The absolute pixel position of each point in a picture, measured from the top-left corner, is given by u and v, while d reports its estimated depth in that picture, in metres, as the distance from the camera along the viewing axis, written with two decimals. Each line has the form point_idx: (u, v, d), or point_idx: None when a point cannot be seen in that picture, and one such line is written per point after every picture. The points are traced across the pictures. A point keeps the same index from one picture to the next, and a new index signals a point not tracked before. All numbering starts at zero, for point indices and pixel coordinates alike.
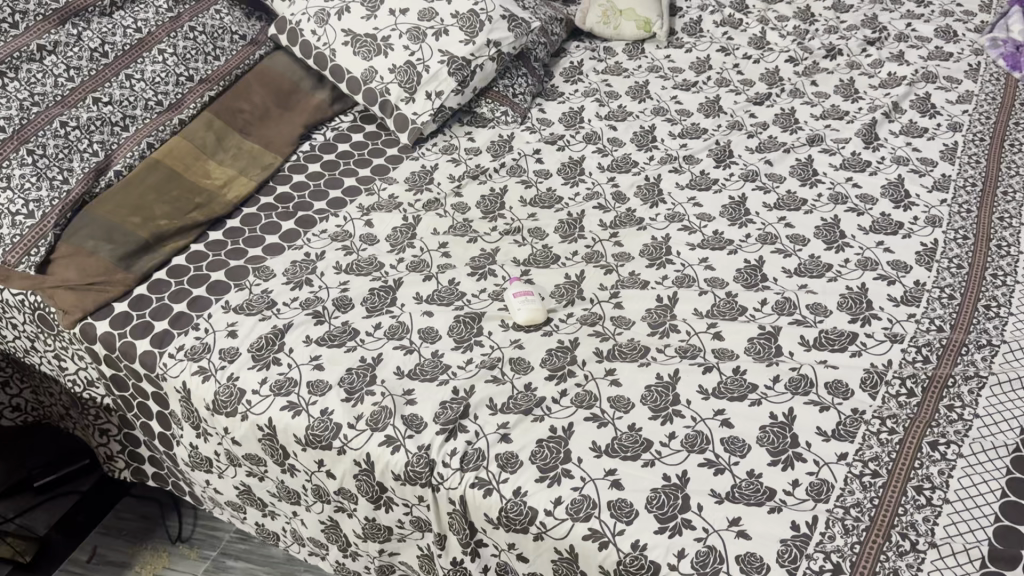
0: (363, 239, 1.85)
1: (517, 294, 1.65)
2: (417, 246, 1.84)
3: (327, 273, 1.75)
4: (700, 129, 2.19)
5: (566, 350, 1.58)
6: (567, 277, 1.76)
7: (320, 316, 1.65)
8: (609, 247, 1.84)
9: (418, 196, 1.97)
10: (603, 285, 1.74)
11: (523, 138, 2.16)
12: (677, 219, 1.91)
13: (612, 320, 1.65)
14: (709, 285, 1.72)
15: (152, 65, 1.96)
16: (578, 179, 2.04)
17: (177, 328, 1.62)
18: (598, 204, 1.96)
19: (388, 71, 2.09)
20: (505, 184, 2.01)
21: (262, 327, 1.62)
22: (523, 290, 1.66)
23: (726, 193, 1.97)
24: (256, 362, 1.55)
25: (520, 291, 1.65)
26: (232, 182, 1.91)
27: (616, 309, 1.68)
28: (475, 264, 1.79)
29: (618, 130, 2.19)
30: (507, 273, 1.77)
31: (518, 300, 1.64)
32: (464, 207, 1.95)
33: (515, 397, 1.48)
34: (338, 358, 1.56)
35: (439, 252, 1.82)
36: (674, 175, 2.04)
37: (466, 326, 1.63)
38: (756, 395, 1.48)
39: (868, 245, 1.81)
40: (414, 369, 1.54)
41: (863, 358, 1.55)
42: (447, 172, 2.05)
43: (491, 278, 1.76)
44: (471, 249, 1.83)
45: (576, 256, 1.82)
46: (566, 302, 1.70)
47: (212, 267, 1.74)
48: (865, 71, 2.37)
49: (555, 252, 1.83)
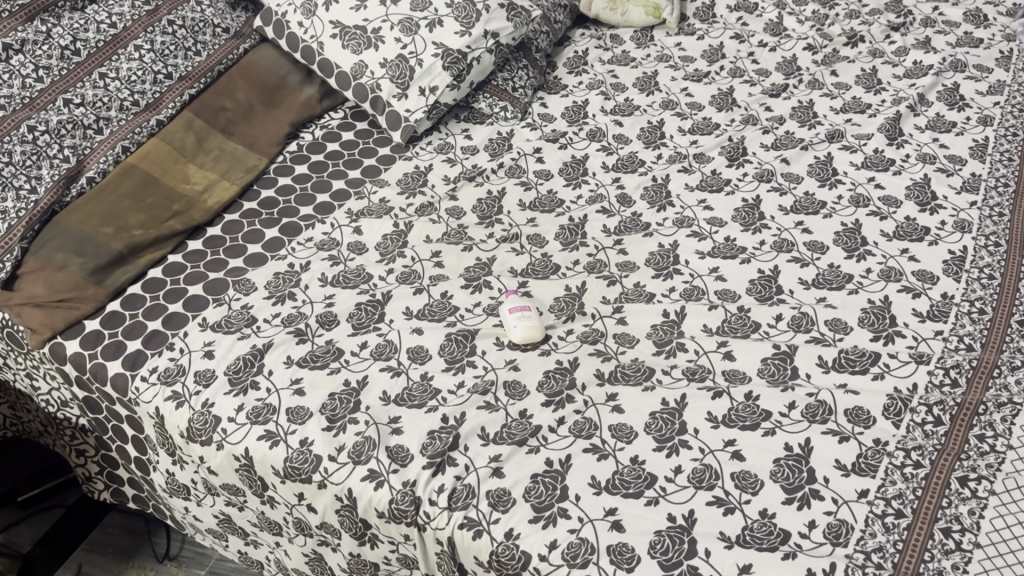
0: (351, 248, 1.74)
1: (513, 309, 1.55)
2: (409, 256, 1.73)
3: (311, 286, 1.65)
4: (711, 125, 2.06)
5: (565, 372, 1.47)
6: (567, 289, 1.65)
7: (303, 334, 1.54)
8: (613, 255, 1.73)
9: (411, 200, 1.86)
10: (606, 298, 1.62)
11: (523, 136, 2.04)
12: (686, 224, 1.79)
13: (614, 337, 1.54)
14: (720, 298, 1.61)
15: (128, 62, 1.85)
16: (581, 180, 1.92)
17: (150, 349, 1.52)
18: (602, 208, 1.84)
19: (379, 65, 1.97)
20: (503, 187, 1.90)
21: (240, 347, 1.52)
22: (521, 306, 1.56)
23: (739, 195, 1.85)
24: (233, 386, 1.46)
25: (518, 306, 1.55)
26: (213, 186, 1.81)
27: (619, 325, 1.57)
28: (470, 275, 1.68)
29: (624, 126, 2.07)
30: (504, 285, 1.66)
31: (513, 316, 1.54)
32: (459, 212, 1.83)
33: (509, 425, 1.38)
34: (321, 381, 1.46)
35: (431, 262, 1.71)
36: (683, 175, 1.91)
37: (458, 345, 1.53)
38: (770, 424, 1.37)
39: (891, 253, 1.68)
40: (401, 394, 1.44)
41: (886, 381, 1.44)
42: (441, 173, 1.93)
43: (486, 291, 1.65)
44: (466, 259, 1.72)
45: (578, 265, 1.71)
46: (566, 318, 1.59)
47: (190, 280, 1.64)
48: (889, 60, 2.23)
49: (555, 262, 1.72)
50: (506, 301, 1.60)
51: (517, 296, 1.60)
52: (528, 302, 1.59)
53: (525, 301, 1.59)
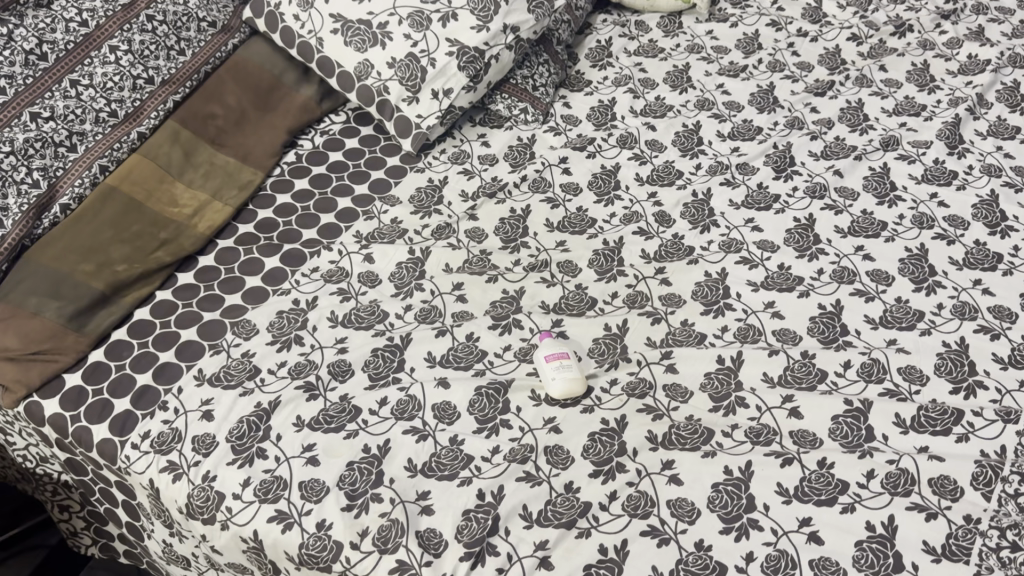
0: (363, 279, 1.56)
1: (551, 357, 1.38)
2: (428, 289, 1.54)
3: (320, 327, 1.46)
4: (752, 129, 1.88)
5: (613, 434, 1.31)
6: (607, 329, 1.48)
7: (313, 388, 1.36)
8: (655, 286, 1.55)
9: (426, 221, 1.67)
10: (651, 340, 1.46)
11: (547, 143, 1.85)
12: (734, 248, 1.62)
13: (664, 389, 1.38)
14: (779, 340, 1.44)
15: (103, 66, 1.63)
16: (613, 195, 1.73)
17: (140, 409, 1.34)
18: (640, 228, 1.66)
19: (386, 65, 1.76)
20: (528, 204, 1.71)
21: (243, 406, 1.34)
22: (559, 353, 1.39)
23: (790, 214, 1.68)
24: (237, 455, 1.28)
25: (556, 354, 1.38)
26: (204, 209, 1.61)
27: (668, 374, 1.40)
28: (497, 312, 1.50)
29: (657, 131, 1.88)
30: (536, 324, 1.48)
31: (552, 365, 1.37)
32: (481, 235, 1.65)
33: (554, 502, 1.22)
34: (337, 447, 1.29)
35: (453, 296, 1.53)
36: (726, 189, 1.74)
37: (489, 400, 1.35)
38: (848, 498, 1.22)
39: (962, 284, 1.53)
40: (429, 463, 1.27)
41: (972, 444, 1.28)
42: (458, 188, 1.74)
43: (517, 332, 1.47)
44: (492, 291, 1.54)
45: (618, 299, 1.53)
46: (609, 365, 1.42)
47: (182, 323, 1.46)
48: (941, 52, 2.04)
49: (591, 295, 1.54)
50: (541, 346, 1.43)
51: (553, 342, 1.43)
52: (566, 349, 1.42)
53: (563, 347, 1.42)
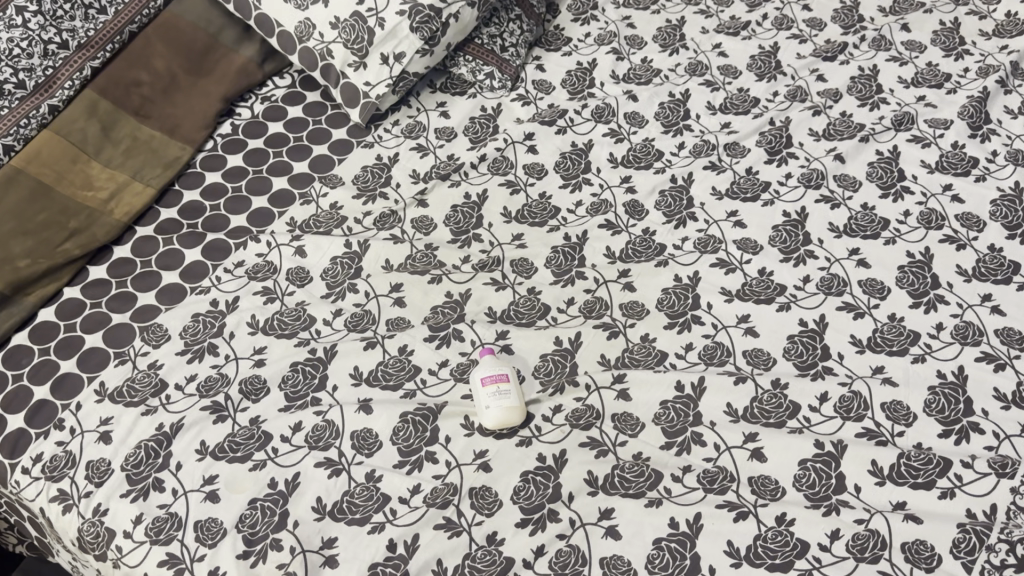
0: (292, 277, 1.40)
1: (489, 380, 1.23)
2: (362, 290, 1.38)
3: (238, 334, 1.33)
4: (748, 101, 1.66)
5: (548, 474, 1.17)
6: (557, 344, 1.32)
7: (222, 410, 1.24)
8: (617, 292, 1.38)
9: (369, 207, 1.50)
10: (606, 358, 1.30)
11: (513, 114, 1.65)
12: (711, 247, 1.43)
13: (613, 420, 1.22)
14: (749, 364, 1.27)
15: (9, 30, 1.46)
16: (582, 179, 1.55)
17: (33, 428, 1.22)
18: (607, 221, 1.48)
19: (329, 25, 1.57)
20: (485, 188, 1.53)
21: (143, 428, 1.22)
22: (500, 375, 1.24)
23: (779, 207, 1.48)
24: (132, 486, 1.17)
25: (496, 377, 1.23)
26: (121, 191, 1.46)
27: (619, 402, 1.24)
28: (436, 321, 1.35)
29: (640, 101, 1.66)
30: (478, 336, 1.32)
31: (489, 390, 1.22)
32: (428, 225, 1.48)
33: (473, 557, 1.09)
34: (240, 482, 1.17)
35: (390, 299, 1.37)
36: (710, 174, 1.54)
37: (415, 429, 1.21)
38: (806, 563, 1.07)
39: (968, 300, 1.34)
40: (340, 504, 1.14)
41: (956, 502, 1.12)
42: (409, 167, 1.57)
43: (456, 345, 1.32)
44: (433, 295, 1.38)
45: (574, 306, 1.37)
46: (554, 389, 1.26)
47: (88, 327, 1.33)
48: (974, 9, 1.79)
49: (544, 301, 1.37)
50: (481, 362, 1.28)
51: (495, 359, 1.28)
52: (509, 368, 1.27)
53: (505, 365, 1.27)
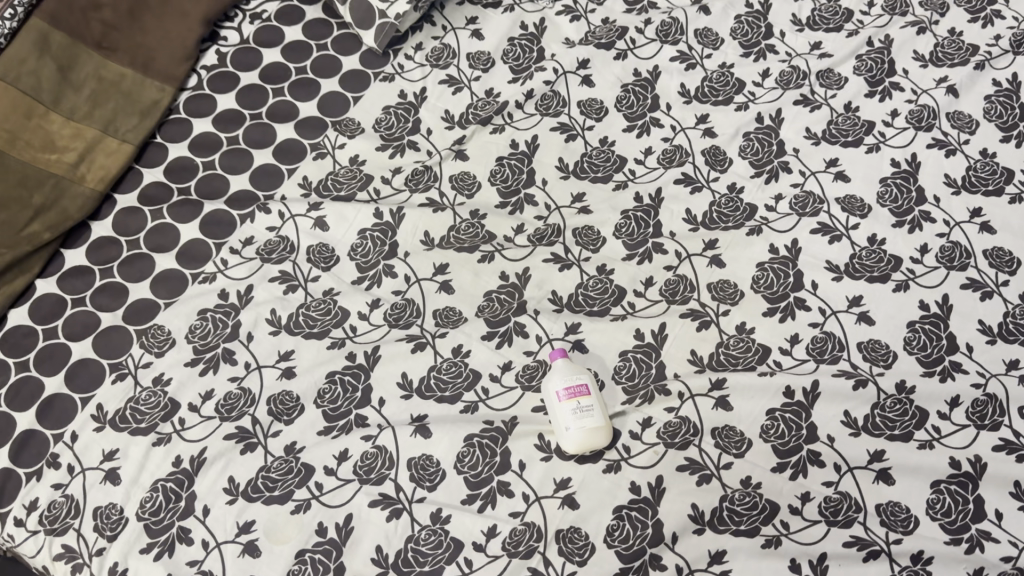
0: (314, 258, 1.16)
1: (568, 393, 1.04)
2: (400, 274, 1.16)
3: (257, 336, 1.11)
4: (840, 13, 1.38)
5: (645, 508, 1.00)
6: (638, 338, 1.11)
7: (248, 437, 1.04)
8: (703, 269, 1.16)
9: (397, 161, 1.24)
10: (697, 355, 1.10)
11: (560, 34, 1.37)
12: (810, 208, 1.21)
13: (714, 436, 1.05)
14: (866, 361, 1.09)
15: None
16: (649, 120, 1.29)
17: (22, 467, 1.03)
18: (684, 174, 1.24)
19: None
20: (534, 134, 1.27)
21: (158, 463, 1.03)
22: (580, 386, 1.05)
23: (886, 155, 1.25)
24: (154, 539, 0.99)
25: (577, 390, 1.04)
26: (93, 150, 1.19)
27: (719, 414, 1.06)
28: (492, 312, 1.13)
29: (712, 14, 1.38)
30: (545, 331, 1.12)
31: (569, 406, 1.03)
32: (471, 184, 1.23)
33: None
34: (282, 530, 0.99)
35: (436, 284, 1.15)
36: (802, 112, 1.29)
37: (483, 454, 1.03)
38: None
39: None
40: (404, 554, 0.97)
41: None
42: (440, 107, 1.30)
43: (520, 342, 1.11)
44: (486, 277, 1.16)
45: (654, 288, 1.15)
46: (640, 398, 1.08)
47: (73, 332, 1.11)
48: None
49: (618, 283, 1.16)
50: (553, 367, 1.08)
51: (569, 364, 1.08)
52: (587, 375, 1.07)
53: (582, 371, 1.07)
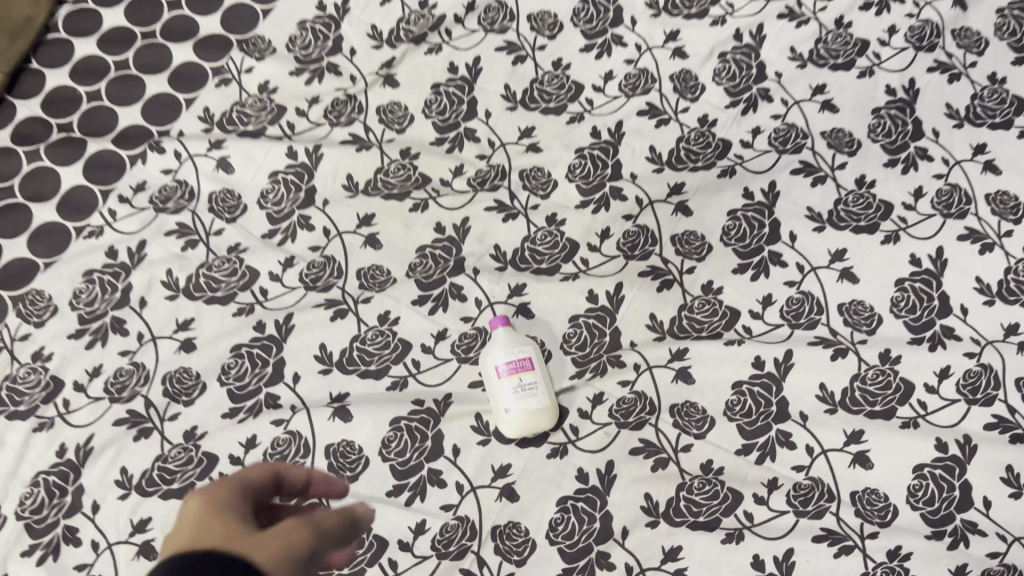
0: (217, 207, 1.01)
1: (509, 369, 0.91)
2: (318, 226, 1.00)
3: (152, 301, 0.97)
4: None
5: (594, 499, 0.89)
6: (591, 301, 0.98)
7: (142, 421, 0.92)
8: (667, 217, 1.02)
9: (315, 89, 1.07)
10: (657, 319, 0.97)
11: None
12: (792, 144, 1.05)
13: (673, 414, 0.93)
14: (848, 325, 0.97)
15: None
16: (611, 37, 1.11)
17: None
18: (649, 104, 1.07)
19: None
20: (477, 55, 1.09)
21: (39, 452, 0.90)
22: (523, 360, 0.91)
23: (881, 80, 1.09)
24: (35, 541, 0.87)
25: (519, 365, 0.90)
26: None
27: (680, 388, 0.94)
28: (424, 272, 0.99)
29: None
30: (485, 294, 0.98)
31: (509, 384, 0.90)
32: (402, 116, 1.06)
33: None
34: None
35: (360, 238, 1.00)
36: (787, 28, 1.11)
37: (412, 439, 0.91)
38: None
39: None
40: None
41: None
42: (365, 21, 1.10)
43: (456, 307, 0.97)
44: (418, 230, 1.01)
45: (610, 241, 1.01)
46: (591, 370, 0.95)
47: None
48: None
49: (570, 235, 1.01)
50: (494, 336, 0.94)
51: (512, 332, 0.94)
52: (532, 345, 0.94)
53: (526, 341, 0.94)
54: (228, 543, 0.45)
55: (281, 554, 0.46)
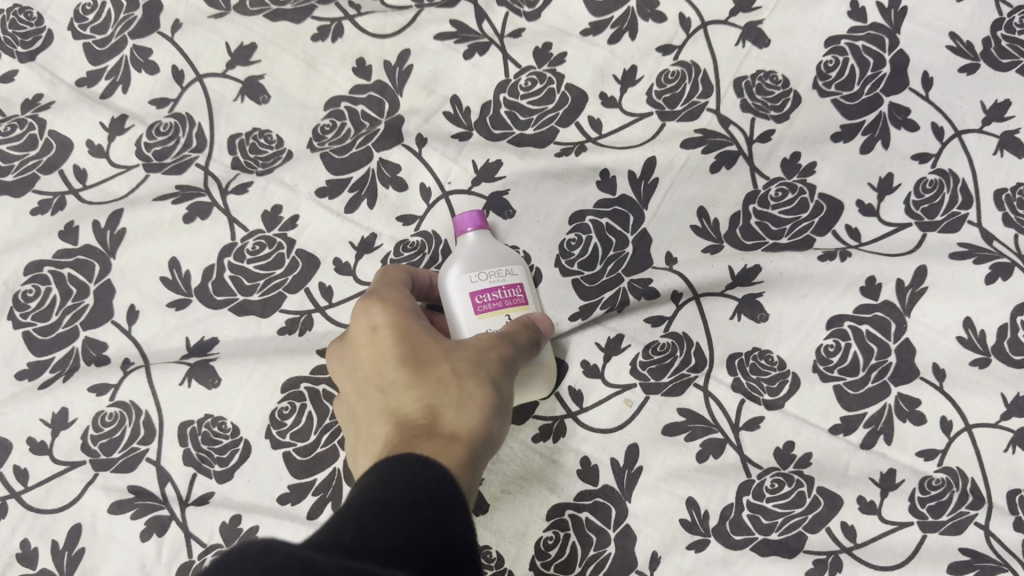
0: (2, 34, 0.63)
1: (491, 303, 0.53)
2: (165, 67, 0.63)
3: None
4: None
5: (606, 508, 0.56)
6: (604, 189, 0.62)
7: None
8: (727, 50, 0.63)
9: None
10: (709, 216, 0.62)
11: None
12: None
13: (732, 370, 0.59)
14: (1012, 228, 0.61)
15: None
16: None
17: None
18: None
19: None
20: None
21: None
22: (512, 290, 0.54)
23: None
24: None
25: (509, 299, 0.54)
26: None
27: (744, 329, 0.59)
28: (337, 141, 0.62)
29: None
30: (436, 177, 0.62)
31: (490, 327, 0.53)
32: None
33: None
34: None
35: (234, 85, 0.62)
36: None
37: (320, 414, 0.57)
38: None
39: None
40: None
41: None
42: None
43: (391, 199, 0.61)
44: (327, 71, 0.63)
45: (636, 90, 0.63)
46: (604, 301, 0.60)
47: None
48: None
49: (571, 80, 0.63)
50: (463, 243, 0.56)
51: (490, 241, 0.57)
52: (522, 264, 0.57)
53: (515, 258, 0.57)
54: (444, 366, 0.46)
55: (501, 354, 0.48)
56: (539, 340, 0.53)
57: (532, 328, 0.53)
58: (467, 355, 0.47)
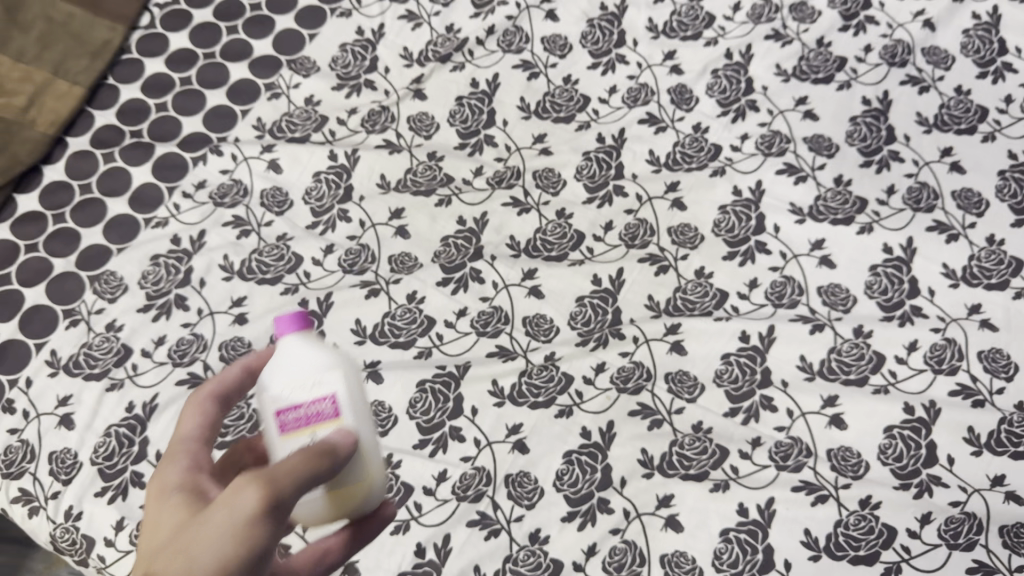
0: (266, 201, 1.16)
1: (296, 422, 0.63)
2: (355, 219, 1.15)
3: (210, 281, 1.11)
4: None
5: (596, 452, 1.00)
6: (595, 284, 1.10)
7: (201, 382, 1.05)
8: (664, 212, 1.14)
9: (353, 103, 1.23)
10: (654, 300, 1.09)
11: None
12: (777, 147, 1.18)
13: (667, 381, 1.04)
14: (826, 305, 1.08)
15: None
16: (613, 56, 1.25)
17: None
18: (648, 114, 1.21)
19: None
20: (495, 72, 1.24)
21: (111, 409, 1.04)
22: (321, 404, 0.63)
23: (857, 92, 1.20)
24: (107, 483, 1.00)
25: (308, 416, 0.62)
26: (42, 93, 1.17)
27: (674, 359, 1.05)
28: (447, 258, 1.12)
29: None
30: (501, 277, 1.11)
31: (292, 444, 0.62)
32: (430, 124, 1.21)
33: (515, 560, 0.94)
34: None
35: (391, 229, 1.14)
36: (771, 47, 1.24)
37: (435, 400, 1.03)
38: (894, 553, 0.94)
39: None
40: None
41: None
42: (398, 44, 1.27)
43: (475, 288, 1.10)
44: (442, 222, 1.14)
45: (613, 233, 1.14)
46: (594, 341, 1.07)
47: (26, 279, 1.12)
48: None
49: (578, 227, 1.14)
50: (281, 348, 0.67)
51: (304, 342, 0.67)
52: (343, 374, 0.64)
53: (333, 368, 0.64)
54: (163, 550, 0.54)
55: (243, 499, 0.54)
56: (327, 456, 0.58)
57: (327, 445, 0.59)
58: (200, 519, 0.55)
